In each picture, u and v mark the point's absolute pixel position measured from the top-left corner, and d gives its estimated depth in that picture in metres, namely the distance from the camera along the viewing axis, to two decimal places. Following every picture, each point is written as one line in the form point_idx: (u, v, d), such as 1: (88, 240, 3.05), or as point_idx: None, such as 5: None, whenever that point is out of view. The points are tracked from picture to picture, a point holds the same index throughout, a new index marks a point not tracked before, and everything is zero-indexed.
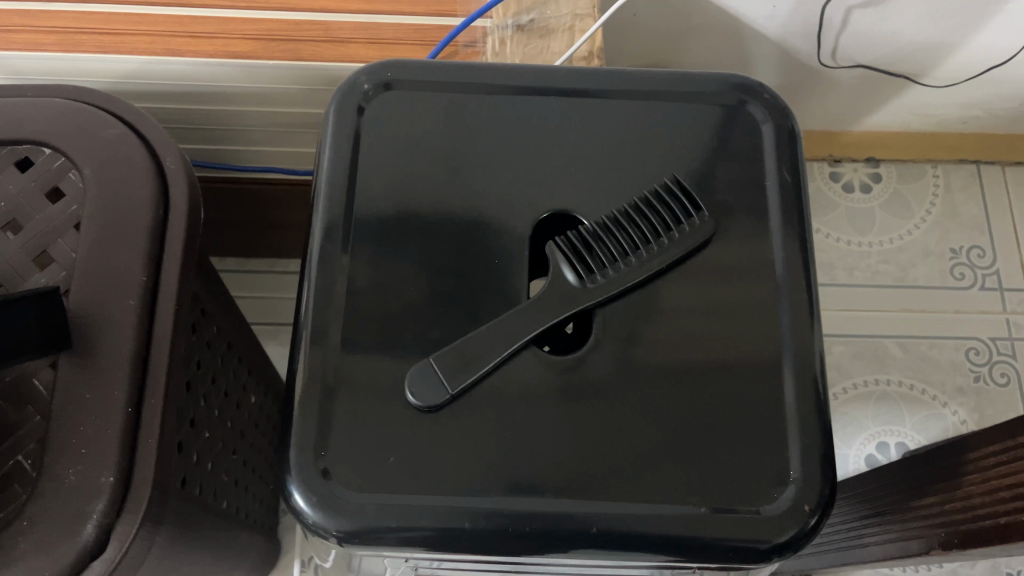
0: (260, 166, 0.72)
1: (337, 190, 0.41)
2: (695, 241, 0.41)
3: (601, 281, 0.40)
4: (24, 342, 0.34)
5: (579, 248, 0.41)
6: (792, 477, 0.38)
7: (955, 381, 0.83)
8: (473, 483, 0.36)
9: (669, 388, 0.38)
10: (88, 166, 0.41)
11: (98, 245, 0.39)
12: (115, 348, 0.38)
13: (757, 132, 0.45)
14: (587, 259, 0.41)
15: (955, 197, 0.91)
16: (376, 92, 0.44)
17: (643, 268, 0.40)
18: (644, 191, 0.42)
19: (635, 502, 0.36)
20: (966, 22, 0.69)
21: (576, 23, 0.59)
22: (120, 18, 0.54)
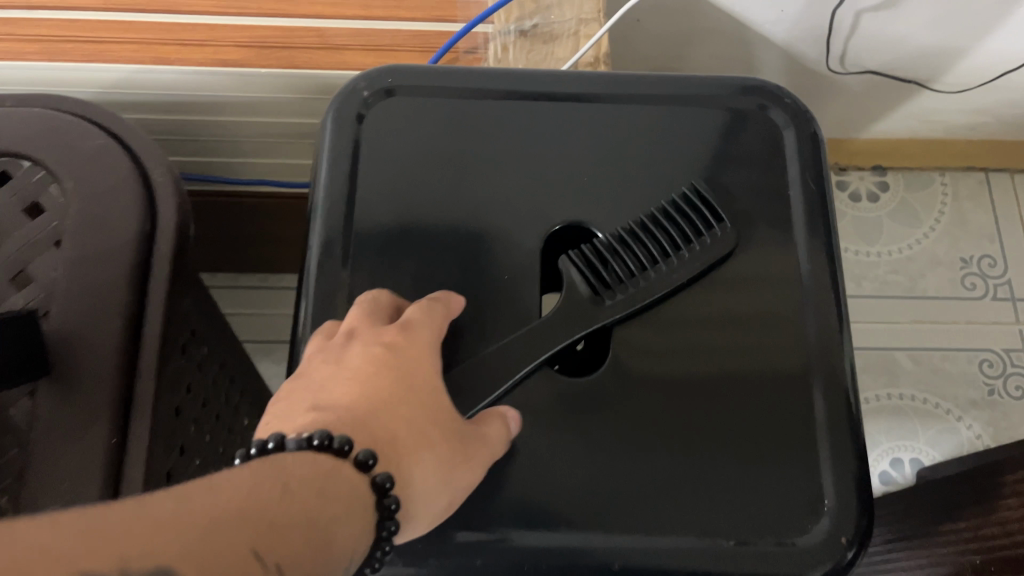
0: (252, 178, 0.69)
1: (335, 204, 0.39)
2: (719, 253, 0.39)
3: (621, 299, 0.37)
4: None
5: (594, 264, 0.38)
6: (826, 507, 0.35)
7: (968, 394, 0.81)
8: (484, 517, 0.34)
9: (692, 406, 0.36)
10: (70, 180, 0.38)
11: (80, 264, 0.37)
12: (95, 374, 0.35)
13: (778, 138, 0.42)
14: (603, 275, 0.38)
15: (964, 205, 0.89)
16: (376, 98, 0.41)
17: (662, 283, 0.38)
18: (663, 201, 0.40)
19: (659, 535, 0.34)
20: (979, 27, 0.67)
21: (580, 28, 0.56)
22: (104, 25, 0.52)
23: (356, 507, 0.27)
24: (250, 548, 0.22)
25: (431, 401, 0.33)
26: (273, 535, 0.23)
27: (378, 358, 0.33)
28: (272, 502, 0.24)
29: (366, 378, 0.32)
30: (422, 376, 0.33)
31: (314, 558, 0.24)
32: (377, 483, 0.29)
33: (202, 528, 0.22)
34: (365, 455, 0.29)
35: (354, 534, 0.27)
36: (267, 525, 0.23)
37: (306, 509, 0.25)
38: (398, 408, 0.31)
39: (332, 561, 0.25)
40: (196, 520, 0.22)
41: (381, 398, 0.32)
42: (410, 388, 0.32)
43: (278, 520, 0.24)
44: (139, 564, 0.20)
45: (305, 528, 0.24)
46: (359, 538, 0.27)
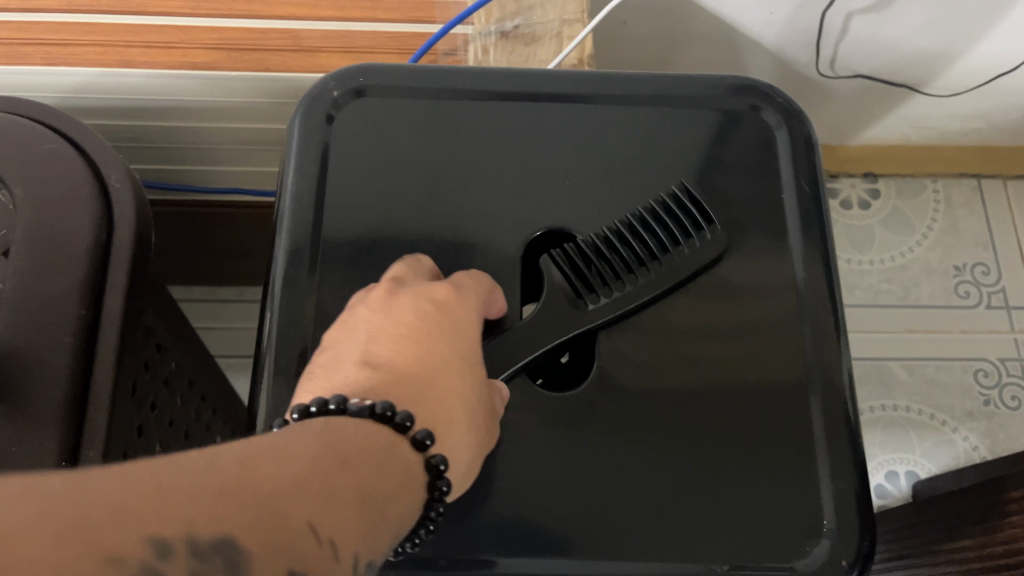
0: (227, 187, 0.67)
1: (303, 211, 0.37)
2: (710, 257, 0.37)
3: (603, 305, 0.35)
4: None
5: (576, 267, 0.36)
6: (825, 529, 0.33)
7: (964, 405, 0.79)
8: (461, 541, 0.32)
9: (685, 421, 0.34)
10: (20, 186, 0.36)
11: (30, 274, 0.34)
12: (44, 392, 0.33)
13: (770, 141, 0.40)
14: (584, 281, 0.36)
15: (957, 213, 0.87)
16: (347, 99, 0.39)
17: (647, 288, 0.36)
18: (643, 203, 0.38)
19: (650, 561, 0.32)
20: (974, 30, 0.66)
21: (564, 29, 0.54)
22: (68, 27, 0.51)
23: (407, 480, 0.27)
24: (304, 522, 0.21)
25: (478, 375, 0.32)
26: (329, 511, 0.22)
27: (431, 321, 0.32)
28: (327, 479, 0.23)
29: (419, 343, 0.32)
30: (469, 349, 0.32)
31: (367, 535, 0.23)
32: (432, 464, 0.28)
33: (261, 498, 0.21)
34: (425, 436, 0.28)
35: (404, 510, 0.26)
36: (325, 497, 0.22)
37: (362, 483, 0.24)
38: (452, 381, 0.31)
39: (383, 538, 0.24)
40: (255, 491, 0.21)
41: (435, 364, 0.31)
42: (459, 358, 0.32)
43: (332, 496, 0.22)
44: (205, 533, 0.19)
45: (358, 502, 0.23)
46: (409, 513, 0.26)
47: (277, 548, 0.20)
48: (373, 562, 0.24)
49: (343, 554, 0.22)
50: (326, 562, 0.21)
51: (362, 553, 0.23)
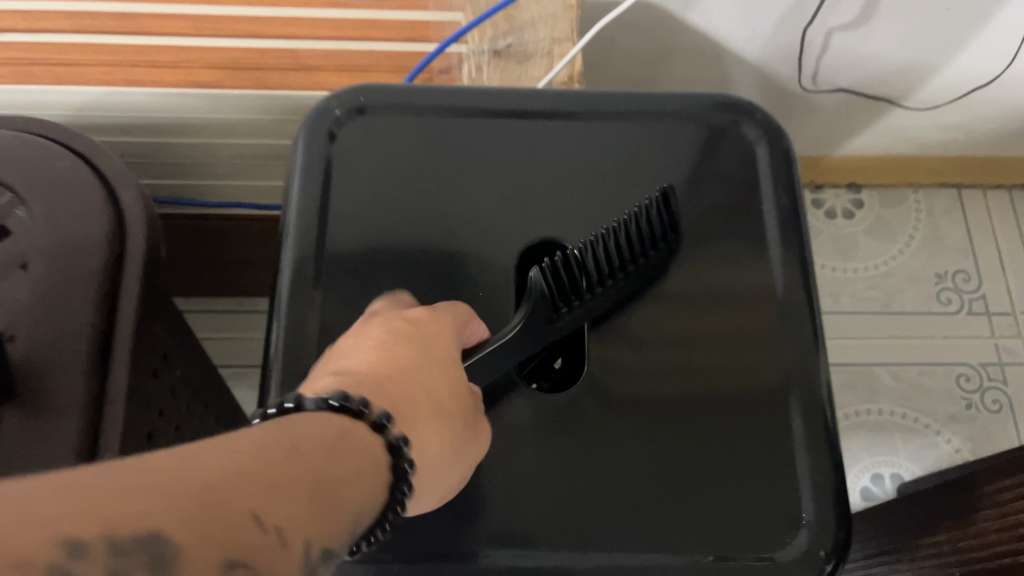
0: (228, 202, 0.69)
1: (307, 224, 0.39)
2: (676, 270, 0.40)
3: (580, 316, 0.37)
4: None
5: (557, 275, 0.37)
6: (804, 521, 0.35)
7: (947, 409, 0.81)
8: (458, 536, 0.34)
9: (670, 422, 0.36)
10: (37, 203, 0.38)
11: (48, 287, 0.36)
12: (63, 397, 0.35)
13: (750, 155, 0.43)
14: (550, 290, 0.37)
15: (939, 221, 0.90)
16: (348, 116, 0.41)
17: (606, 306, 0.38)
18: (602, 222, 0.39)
19: (638, 554, 0.34)
20: (950, 45, 0.68)
21: (555, 47, 0.56)
22: (77, 48, 0.53)
23: (369, 462, 0.26)
24: (248, 511, 0.20)
25: (449, 376, 0.33)
26: (275, 497, 0.21)
27: (400, 332, 0.33)
28: (274, 466, 0.22)
29: (388, 349, 0.32)
30: (445, 351, 0.33)
31: (322, 520, 0.23)
32: (393, 444, 0.28)
33: (198, 487, 0.20)
34: (382, 416, 0.28)
35: (365, 492, 0.25)
36: (270, 483, 0.21)
37: (313, 469, 0.23)
38: (421, 380, 0.32)
39: (342, 522, 0.23)
40: (190, 481, 0.20)
41: (404, 365, 0.32)
42: (428, 359, 0.32)
43: (280, 484, 0.22)
44: (126, 532, 0.18)
45: (309, 489, 0.23)
46: (367, 498, 0.25)
47: (212, 538, 0.19)
48: (332, 547, 0.23)
49: (292, 541, 0.21)
50: (270, 549, 0.20)
51: (315, 539, 0.22)
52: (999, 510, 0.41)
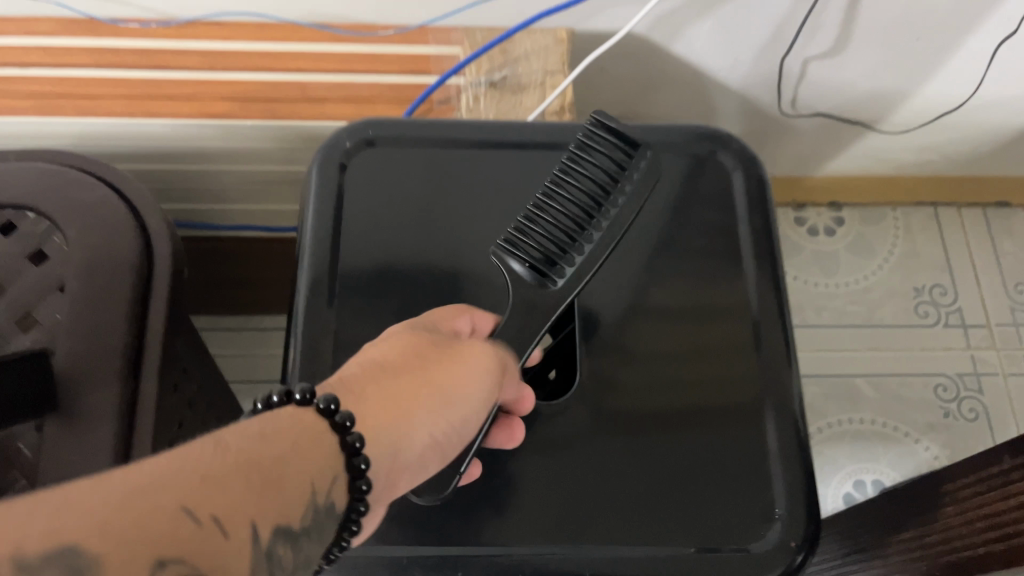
0: (238, 224, 0.72)
1: (320, 247, 0.42)
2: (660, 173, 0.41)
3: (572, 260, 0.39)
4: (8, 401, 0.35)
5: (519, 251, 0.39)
6: (777, 515, 0.38)
7: (926, 417, 0.84)
8: (461, 531, 0.37)
9: (654, 426, 0.39)
10: (72, 230, 0.41)
11: (84, 306, 0.39)
12: (99, 406, 0.38)
13: (727, 181, 0.46)
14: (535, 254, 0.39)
15: (916, 239, 0.94)
16: (357, 148, 0.45)
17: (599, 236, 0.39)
18: (571, 172, 0.41)
19: (624, 546, 0.37)
20: (920, 73, 0.72)
21: (547, 79, 0.59)
22: (99, 82, 0.57)
23: (316, 439, 0.27)
24: (176, 504, 0.21)
25: (420, 349, 0.33)
26: (203, 488, 0.22)
27: (378, 336, 0.34)
28: (204, 460, 0.23)
29: (362, 351, 0.33)
30: (413, 336, 0.34)
31: (262, 501, 0.24)
32: (349, 443, 0.28)
33: (117, 496, 0.21)
34: (326, 399, 0.28)
35: (318, 468, 0.26)
36: (200, 476, 0.22)
37: (248, 454, 0.24)
38: (392, 359, 0.32)
39: (290, 498, 0.24)
40: (105, 492, 0.21)
41: (374, 355, 0.32)
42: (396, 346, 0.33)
43: (212, 475, 0.23)
44: (34, 548, 0.19)
45: (245, 474, 0.24)
46: (323, 471, 0.26)
47: (136, 539, 0.20)
48: (282, 522, 0.24)
49: (230, 528, 0.22)
50: (207, 539, 0.21)
51: (261, 523, 0.23)
52: (959, 508, 0.43)
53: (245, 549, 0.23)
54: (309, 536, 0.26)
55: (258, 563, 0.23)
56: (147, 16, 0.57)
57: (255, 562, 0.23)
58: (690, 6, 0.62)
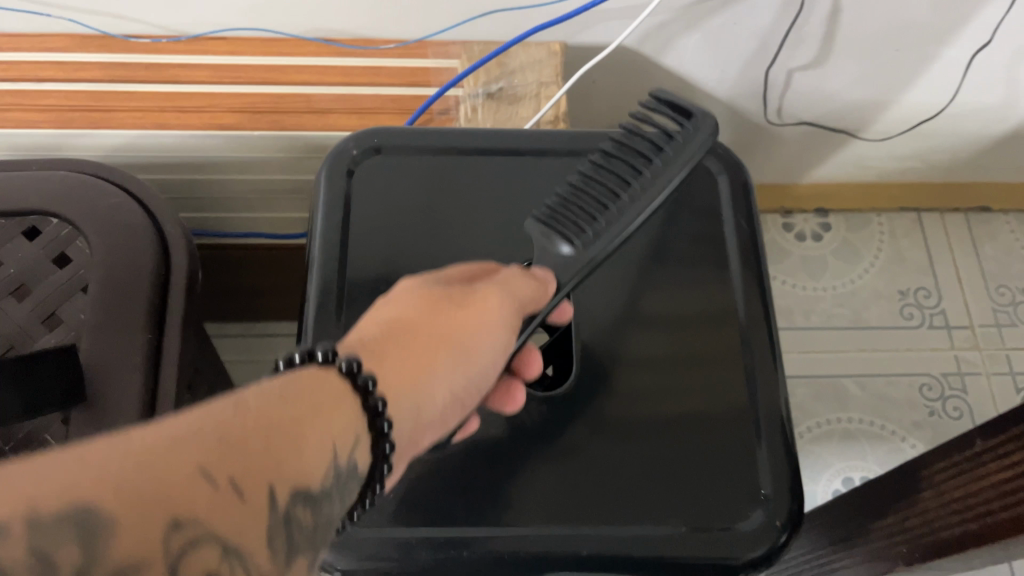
0: (242, 232, 0.74)
1: (330, 250, 0.44)
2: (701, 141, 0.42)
3: (604, 223, 0.41)
4: (40, 391, 0.37)
5: (555, 219, 0.43)
6: (762, 496, 0.41)
7: (912, 416, 0.87)
8: (465, 514, 0.39)
9: (648, 414, 0.42)
10: (94, 234, 0.44)
11: (106, 306, 0.42)
12: (122, 399, 0.40)
13: (714, 185, 0.49)
14: (576, 226, 0.42)
15: (901, 243, 0.96)
16: (364, 155, 0.47)
17: (640, 196, 0.41)
18: (618, 147, 0.44)
19: (620, 526, 0.39)
20: (899, 83, 0.75)
21: (542, 90, 0.62)
22: (111, 95, 0.59)
23: (334, 408, 0.27)
24: (195, 464, 0.21)
25: (438, 309, 0.36)
26: (223, 453, 0.22)
27: (398, 298, 0.37)
28: (223, 419, 0.23)
29: (383, 314, 0.36)
30: (433, 297, 0.37)
31: (284, 464, 0.23)
32: (373, 405, 0.29)
33: (133, 458, 0.20)
34: (349, 362, 0.30)
35: (335, 430, 0.27)
36: (220, 441, 0.22)
37: (269, 420, 0.24)
38: (416, 321, 0.35)
39: (311, 463, 0.24)
40: (121, 455, 0.20)
41: (397, 318, 0.36)
42: (417, 309, 0.36)
43: (231, 437, 0.22)
44: (42, 509, 0.18)
45: (267, 441, 0.23)
46: (340, 433, 0.27)
47: (154, 503, 0.20)
48: (305, 488, 0.24)
49: (250, 493, 0.22)
50: (228, 504, 0.21)
51: (282, 486, 0.23)
52: (936, 491, 0.45)
53: (266, 513, 0.22)
54: (333, 500, 0.26)
55: (281, 525, 0.23)
56: (159, 32, 0.60)
57: (279, 528, 0.22)
58: (678, 20, 0.64)
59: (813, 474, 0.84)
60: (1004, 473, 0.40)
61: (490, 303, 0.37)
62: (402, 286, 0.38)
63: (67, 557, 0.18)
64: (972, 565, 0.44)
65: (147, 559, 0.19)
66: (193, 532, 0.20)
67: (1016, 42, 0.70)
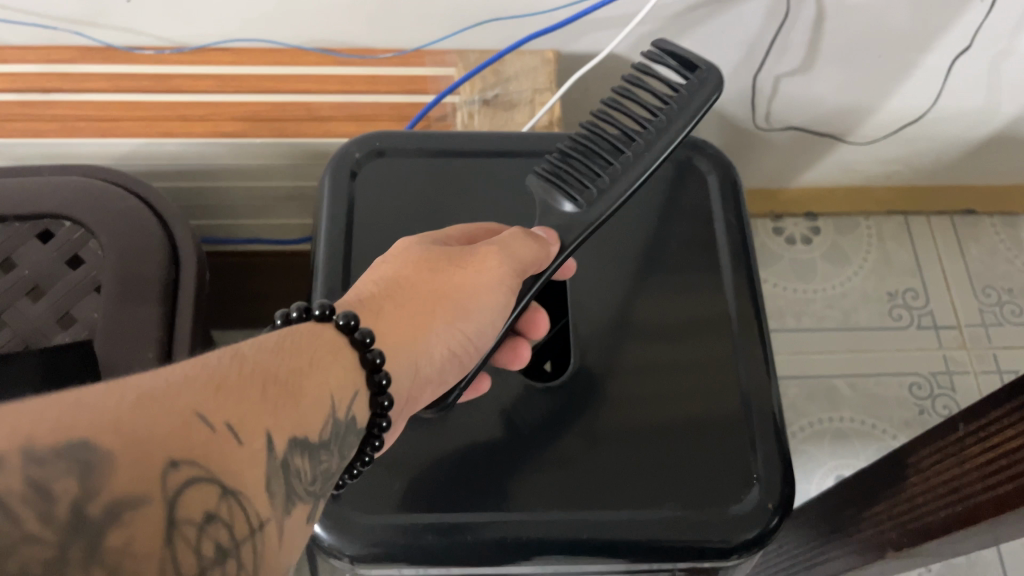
0: (244, 238, 0.76)
1: (334, 249, 0.46)
2: (702, 99, 0.44)
3: (608, 179, 0.43)
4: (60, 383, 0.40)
5: (558, 177, 0.45)
6: (755, 479, 0.43)
7: (902, 415, 0.89)
8: (469, 500, 0.41)
9: (644, 400, 0.45)
10: (105, 237, 0.47)
11: (117, 304, 0.45)
12: None
13: (705, 186, 0.53)
14: (578, 186, 0.44)
15: (888, 246, 0.99)
16: (367, 157, 0.49)
17: (645, 153, 0.44)
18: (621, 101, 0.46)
19: (618, 510, 0.41)
20: (884, 88, 0.77)
21: (536, 97, 0.64)
22: (116, 105, 0.61)
23: (323, 364, 0.32)
24: (191, 410, 0.25)
25: (436, 272, 0.41)
26: (214, 400, 0.25)
27: (400, 257, 0.41)
28: (219, 374, 0.27)
29: (385, 273, 0.40)
30: (432, 260, 0.41)
31: (276, 414, 0.27)
32: (370, 359, 0.34)
33: (132, 401, 0.24)
34: (347, 317, 0.34)
35: (325, 384, 0.31)
36: (209, 391, 0.26)
37: (256, 373, 0.28)
38: (415, 281, 0.40)
39: (303, 414, 0.29)
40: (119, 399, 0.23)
41: (399, 278, 0.40)
42: (418, 271, 0.40)
43: (230, 387, 0.26)
44: (43, 443, 0.22)
45: (254, 392, 0.27)
46: (331, 387, 0.31)
47: (150, 442, 0.23)
48: (292, 435, 0.28)
49: (242, 438, 0.26)
50: (222, 443, 0.25)
51: (274, 433, 0.27)
52: (922, 476, 0.47)
53: (259, 454, 0.26)
54: (329, 450, 0.30)
55: (278, 466, 0.27)
56: (162, 44, 0.62)
57: (269, 466, 0.26)
58: (666, 29, 0.66)
59: (806, 472, 0.86)
60: (986, 457, 0.41)
61: (488, 264, 0.41)
62: (402, 247, 0.42)
63: (66, 487, 0.21)
64: (959, 550, 0.46)
65: (144, 489, 0.22)
66: (186, 468, 0.23)
67: (995, 47, 0.72)
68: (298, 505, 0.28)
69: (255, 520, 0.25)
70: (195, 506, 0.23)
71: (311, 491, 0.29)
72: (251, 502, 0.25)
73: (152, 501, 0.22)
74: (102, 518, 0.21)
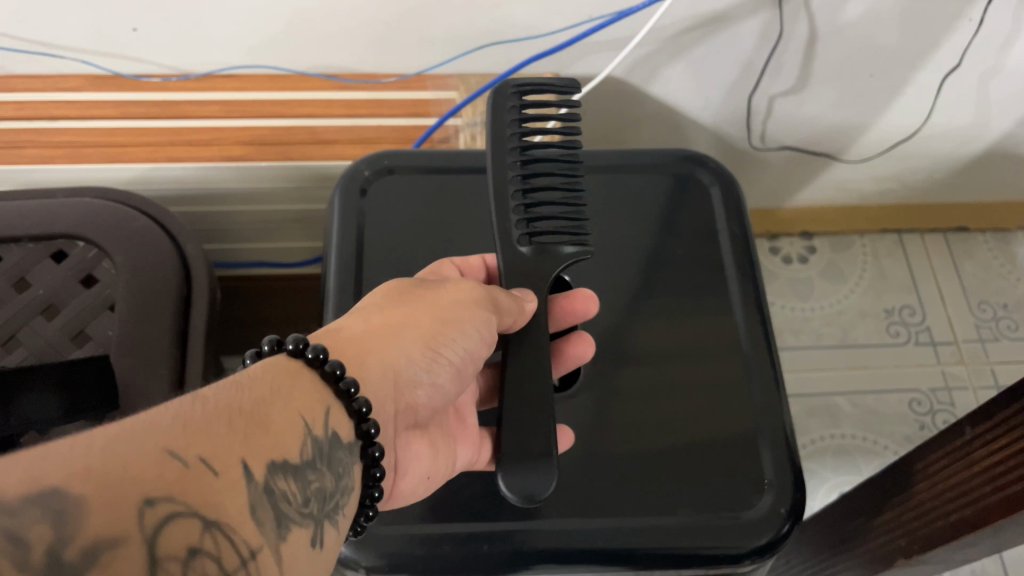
0: (249, 261, 0.77)
1: (345, 266, 0.46)
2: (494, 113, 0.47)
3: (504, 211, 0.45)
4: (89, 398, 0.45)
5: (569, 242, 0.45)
6: (767, 485, 0.43)
7: (903, 430, 0.89)
8: (482, 512, 0.41)
9: (651, 409, 0.45)
10: (119, 256, 0.49)
11: (134, 319, 0.47)
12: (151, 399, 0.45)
13: (707, 197, 0.54)
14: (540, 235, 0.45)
15: (883, 262, 1.00)
16: (376, 175, 0.50)
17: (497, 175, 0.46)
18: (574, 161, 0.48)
19: (631, 517, 0.42)
20: (877, 107, 0.78)
21: None
22: (122, 131, 0.62)
23: (285, 388, 0.31)
24: (160, 449, 0.24)
25: (419, 305, 0.41)
26: (185, 437, 0.25)
27: (381, 292, 0.41)
28: (181, 411, 0.26)
29: (364, 306, 0.40)
30: (414, 295, 0.41)
31: (250, 445, 0.27)
32: (331, 371, 0.33)
33: (100, 446, 0.23)
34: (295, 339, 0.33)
35: (292, 408, 0.31)
36: (177, 428, 0.25)
37: (222, 409, 0.28)
38: (396, 311, 0.40)
39: (278, 439, 0.29)
40: (88, 442, 0.23)
41: (380, 309, 0.40)
42: (398, 304, 0.40)
43: (197, 423, 0.26)
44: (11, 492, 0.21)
45: (221, 425, 0.27)
46: (300, 409, 0.31)
47: (125, 483, 0.23)
48: (270, 460, 0.28)
49: (217, 470, 0.26)
50: (199, 477, 0.25)
51: (251, 463, 0.27)
52: (928, 482, 0.47)
53: (237, 484, 0.26)
54: (317, 468, 0.31)
55: (261, 494, 0.27)
56: (167, 71, 0.62)
57: (251, 493, 0.26)
58: (663, 50, 0.67)
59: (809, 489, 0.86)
60: (992, 458, 0.42)
61: (466, 294, 0.41)
62: (381, 288, 0.42)
63: (40, 533, 0.21)
64: (964, 556, 0.46)
65: (122, 531, 0.22)
66: (163, 506, 0.23)
67: (984, 65, 0.73)
68: (293, 529, 0.28)
69: (246, 550, 0.25)
70: (177, 542, 0.23)
71: (304, 513, 0.29)
72: (238, 533, 0.25)
73: (133, 540, 0.22)
74: (81, 561, 0.21)
